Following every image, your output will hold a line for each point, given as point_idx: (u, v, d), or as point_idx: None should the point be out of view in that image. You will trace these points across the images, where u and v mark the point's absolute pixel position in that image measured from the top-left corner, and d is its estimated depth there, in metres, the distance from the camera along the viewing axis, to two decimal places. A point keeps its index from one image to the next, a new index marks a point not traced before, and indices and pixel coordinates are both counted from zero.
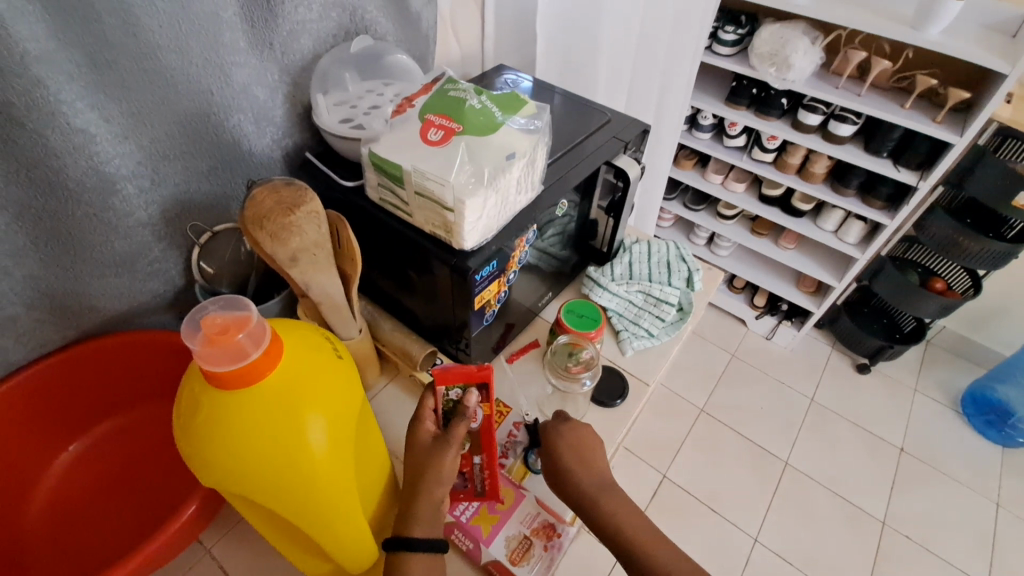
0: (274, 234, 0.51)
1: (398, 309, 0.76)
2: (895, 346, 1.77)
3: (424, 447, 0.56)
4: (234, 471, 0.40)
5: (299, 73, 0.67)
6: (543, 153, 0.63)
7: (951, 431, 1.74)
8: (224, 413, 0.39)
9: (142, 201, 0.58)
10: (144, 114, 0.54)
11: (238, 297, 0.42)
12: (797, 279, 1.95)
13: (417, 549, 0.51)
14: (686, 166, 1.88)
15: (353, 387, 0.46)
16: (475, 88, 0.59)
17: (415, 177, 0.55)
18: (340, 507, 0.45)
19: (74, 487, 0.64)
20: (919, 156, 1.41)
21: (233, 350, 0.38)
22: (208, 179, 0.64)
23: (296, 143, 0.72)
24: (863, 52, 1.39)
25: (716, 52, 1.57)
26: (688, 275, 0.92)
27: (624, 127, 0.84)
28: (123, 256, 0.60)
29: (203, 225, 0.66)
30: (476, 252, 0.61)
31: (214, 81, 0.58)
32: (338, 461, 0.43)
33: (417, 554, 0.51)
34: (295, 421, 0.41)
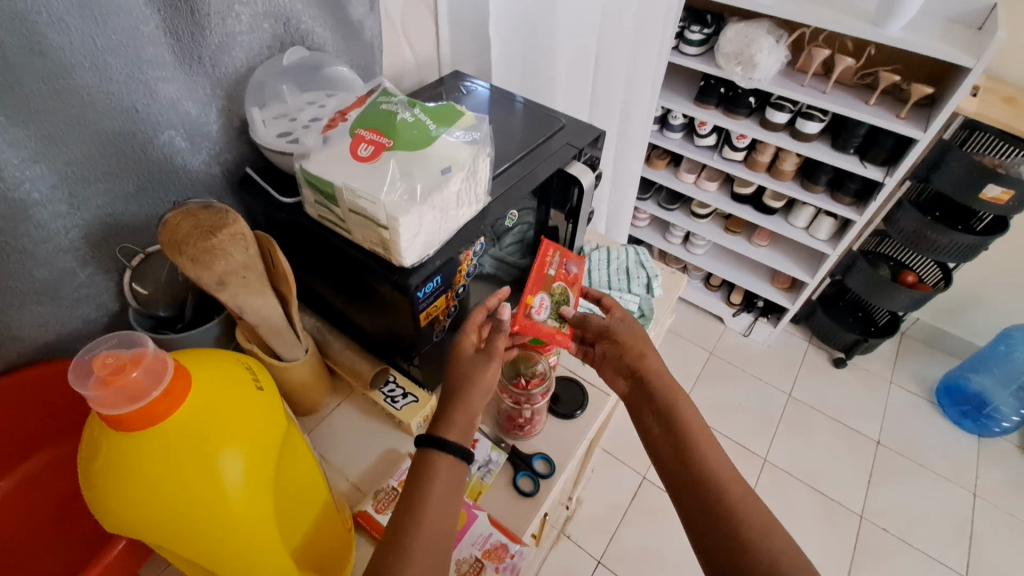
0: (195, 258, 0.49)
1: (348, 326, 0.74)
2: (869, 340, 1.78)
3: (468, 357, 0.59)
4: (141, 518, 0.38)
5: (233, 86, 0.65)
6: (486, 164, 0.62)
7: (926, 422, 1.76)
8: (126, 458, 0.37)
9: (61, 225, 0.56)
10: (59, 136, 0.52)
11: (139, 333, 0.40)
12: (772, 275, 1.96)
13: (444, 450, 0.51)
14: (658, 165, 1.89)
15: (277, 420, 0.44)
16: (407, 101, 0.57)
17: (346, 194, 0.53)
18: (264, 547, 0.43)
19: (4, 528, 0.60)
20: (884, 151, 1.42)
21: (128, 390, 0.36)
22: (137, 199, 0.61)
23: (236, 158, 0.69)
24: (825, 51, 1.40)
25: (684, 52, 1.57)
26: (648, 280, 0.89)
27: (578, 133, 0.82)
28: (44, 283, 0.57)
29: (136, 247, 0.63)
30: (418, 268, 0.59)
31: (137, 97, 0.56)
32: (257, 500, 0.41)
33: (442, 456, 0.51)
34: (205, 459, 0.38)
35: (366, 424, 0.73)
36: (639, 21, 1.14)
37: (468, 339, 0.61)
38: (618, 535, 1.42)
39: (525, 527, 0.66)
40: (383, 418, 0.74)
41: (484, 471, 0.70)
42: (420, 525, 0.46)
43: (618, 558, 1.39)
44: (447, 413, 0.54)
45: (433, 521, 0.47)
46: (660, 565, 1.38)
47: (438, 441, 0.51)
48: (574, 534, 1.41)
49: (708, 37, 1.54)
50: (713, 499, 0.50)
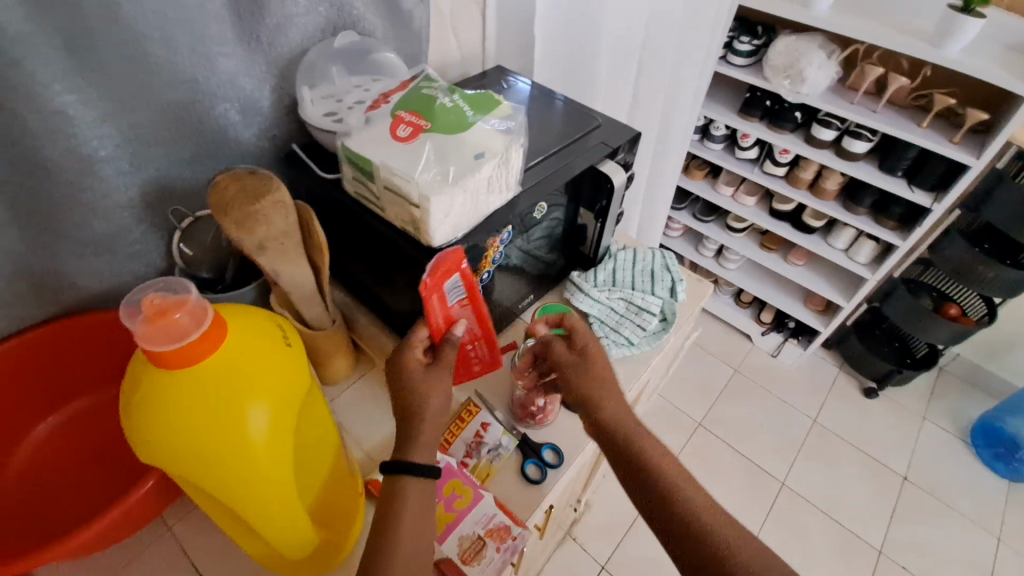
0: (239, 221, 0.52)
1: (375, 303, 0.76)
2: (904, 372, 1.73)
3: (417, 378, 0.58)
4: (173, 451, 0.41)
5: (286, 65, 0.69)
6: (519, 154, 0.63)
7: (958, 462, 1.69)
8: (164, 393, 0.40)
9: (122, 183, 0.60)
10: (127, 100, 0.56)
11: (185, 280, 0.43)
12: (805, 296, 1.92)
13: (408, 474, 0.53)
14: (696, 176, 1.87)
15: (300, 376, 0.47)
16: (447, 87, 0.59)
17: (383, 172, 0.55)
18: (281, 493, 0.45)
19: (49, 458, 0.65)
20: (933, 176, 1.38)
21: (171, 330, 0.39)
22: (191, 165, 0.65)
23: (283, 134, 0.73)
24: (879, 68, 1.36)
25: (731, 63, 1.55)
26: (672, 284, 0.90)
27: (614, 132, 0.83)
28: (103, 236, 0.62)
29: (186, 210, 0.67)
30: (445, 250, 0.61)
31: (198, 70, 0.60)
32: (278, 448, 0.44)
33: (409, 481, 0.53)
34: (233, 403, 0.41)
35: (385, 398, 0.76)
36: (685, 27, 1.13)
37: (416, 356, 0.60)
38: (625, 542, 1.41)
39: (529, 512, 0.67)
40: None
41: (494, 454, 0.71)
42: (394, 556, 0.50)
43: (623, 565, 1.38)
44: (409, 438, 0.55)
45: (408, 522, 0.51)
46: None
47: (408, 460, 0.54)
48: (581, 537, 1.41)
49: (758, 48, 1.53)
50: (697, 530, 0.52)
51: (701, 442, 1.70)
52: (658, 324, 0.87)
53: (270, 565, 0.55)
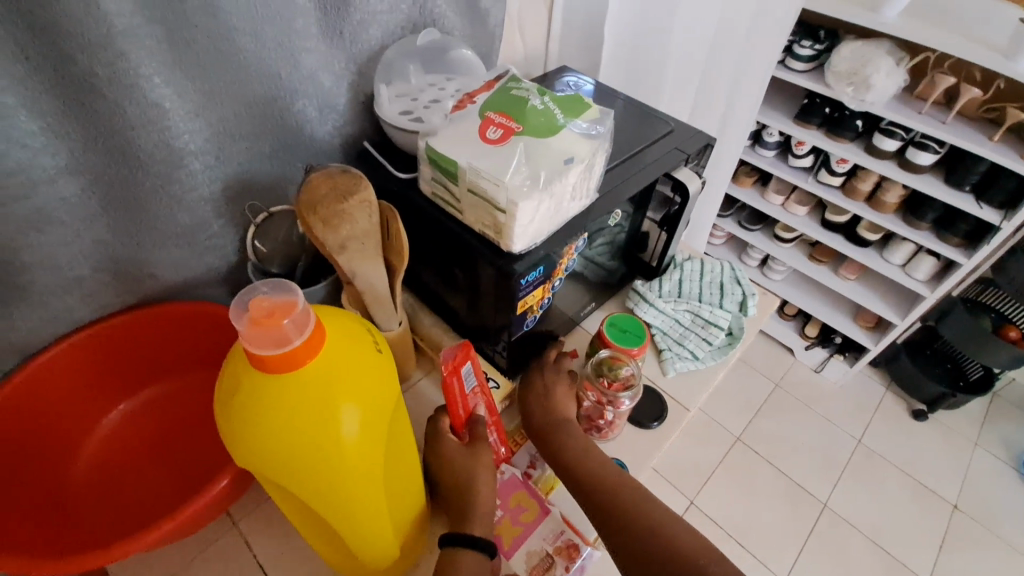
0: (326, 220, 0.52)
1: (439, 305, 0.75)
2: (958, 396, 1.66)
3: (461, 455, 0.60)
4: (269, 454, 0.40)
5: (365, 62, 0.68)
6: (602, 160, 0.61)
7: (1013, 493, 1.62)
8: (265, 397, 0.40)
9: (206, 177, 0.60)
10: (217, 93, 0.56)
11: (287, 281, 0.42)
12: (855, 311, 1.85)
13: (465, 547, 0.53)
14: (745, 183, 1.82)
15: (390, 382, 0.46)
16: (538, 89, 0.58)
17: (469, 175, 0.54)
18: (370, 500, 0.44)
19: (119, 446, 0.66)
20: (1003, 193, 1.31)
21: (276, 334, 0.38)
22: (269, 160, 0.65)
23: (356, 131, 0.72)
24: (951, 78, 1.30)
25: (790, 67, 1.50)
26: (742, 299, 0.87)
27: (687, 138, 0.80)
28: (184, 229, 0.62)
29: (261, 205, 0.67)
30: (524, 255, 0.59)
31: (283, 64, 0.60)
32: (368, 457, 0.43)
33: (466, 553, 0.53)
34: (330, 409, 0.40)
35: None
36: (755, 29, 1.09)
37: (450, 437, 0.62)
38: None
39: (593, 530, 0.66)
40: None
41: None
42: None
43: None
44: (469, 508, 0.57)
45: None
46: None
47: (468, 533, 0.54)
48: None
49: (819, 53, 1.47)
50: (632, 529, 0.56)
51: (740, 457, 1.66)
52: (725, 338, 0.84)
53: (341, 567, 0.54)
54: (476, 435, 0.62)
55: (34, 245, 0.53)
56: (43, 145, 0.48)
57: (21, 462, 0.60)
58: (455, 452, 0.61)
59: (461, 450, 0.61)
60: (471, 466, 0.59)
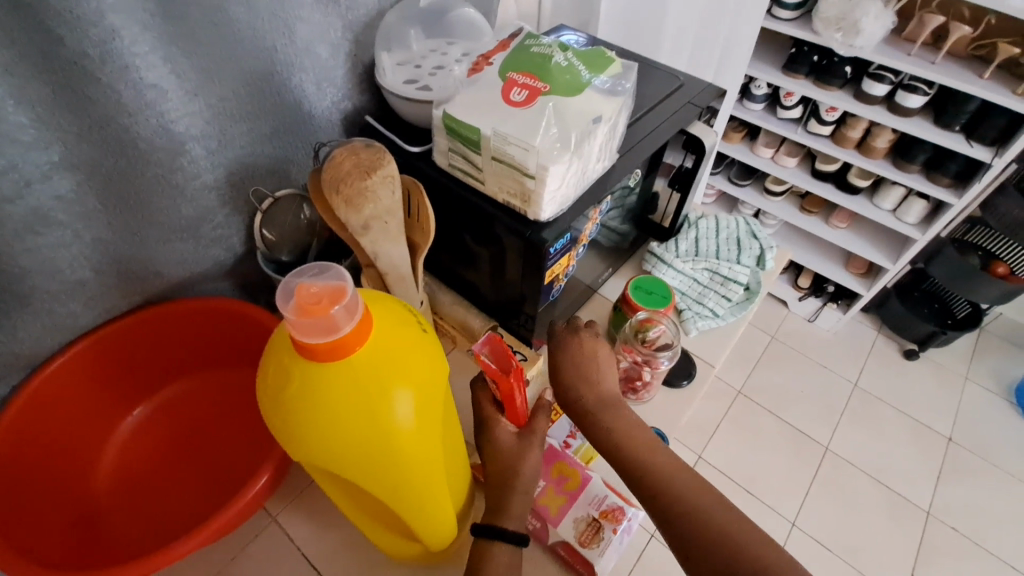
0: (350, 199, 0.48)
1: (457, 282, 0.73)
2: (948, 332, 1.71)
3: (508, 444, 0.58)
4: (326, 446, 0.39)
5: (362, 30, 0.64)
6: (624, 118, 0.59)
7: (1003, 421, 1.69)
8: (316, 387, 0.38)
9: (208, 164, 0.56)
10: (215, 70, 0.52)
11: (329, 266, 0.40)
12: (846, 259, 1.87)
13: (504, 538, 0.51)
14: (734, 139, 1.81)
15: (439, 362, 0.44)
16: (562, 43, 0.54)
17: (494, 141, 0.51)
18: (425, 487, 0.43)
19: (141, 451, 0.64)
20: (994, 129, 1.32)
21: (326, 322, 0.36)
22: (270, 142, 0.62)
23: (356, 106, 0.69)
24: (940, 18, 1.29)
25: (777, 16, 1.47)
26: (760, 253, 0.86)
27: (698, 92, 0.78)
28: (188, 221, 0.58)
29: (265, 190, 0.63)
30: (551, 223, 0.57)
31: (279, 36, 0.56)
32: (424, 443, 0.41)
33: (503, 544, 0.50)
34: (385, 394, 0.39)
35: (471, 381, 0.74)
36: None
37: (505, 427, 0.59)
38: None
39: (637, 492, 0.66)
40: None
41: None
42: None
43: None
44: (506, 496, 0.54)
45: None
46: None
47: (500, 525, 0.51)
48: None
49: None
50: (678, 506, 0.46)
51: (743, 410, 1.69)
52: (743, 294, 0.84)
53: (389, 550, 0.54)
54: (533, 425, 0.58)
55: (32, 249, 0.49)
56: (36, 139, 0.44)
57: (43, 474, 0.57)
58: (505, 443, 0.58)
59: (512, 441, 0.58)
60: (520, 459, 0.56)
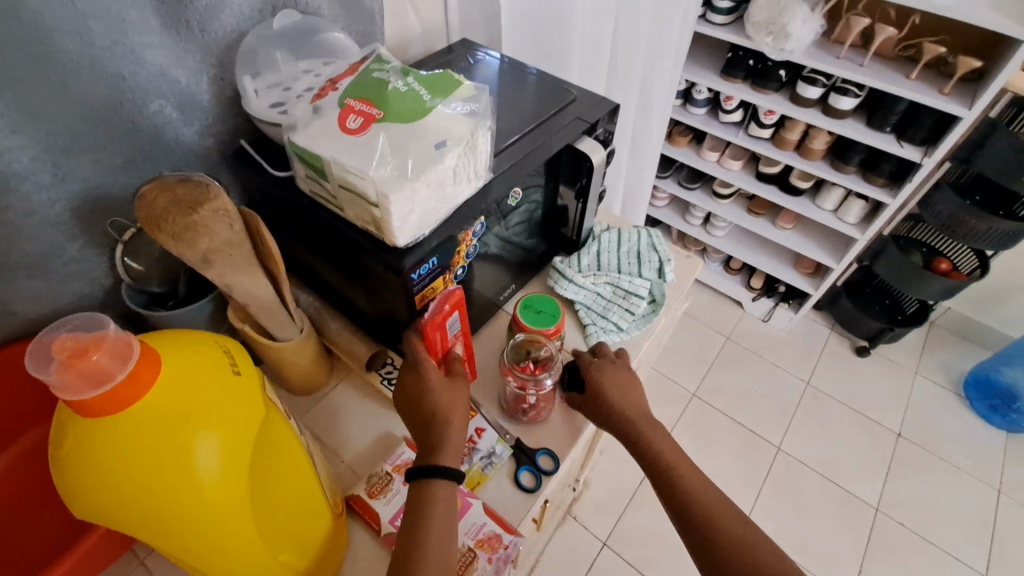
0: (177, 235, 0.47)
1: (345, 305, 0.72)
2: (895, 330, 1.72)
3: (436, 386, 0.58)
4: (106, 505, 0.37)
5: (224, 53, 0.62)
6: (487, 139, 0.58)
7: (951, 415, 1.71)
8: (95, 443, 0.36)
9: (47, 197, 0.54)
10: (42, 104, 0.50)
11: (96, 316, 0.39)
12: (795, 259, 1.89)
13: (436, 478, 0.52)
14: (680, 143, 1.81)
15: (255, 401, 0.43)
16: (400, 69, 0.53)
17: (335, 169, 0.50)
18: (245, 535, 0.41)
19: None
20: (923, 130, 1.33)
21: (93, 372, 0.35)
22: (126, 171, 0.59)
23: (229, 130, 0.67)
24: (865, 19, 1.30)
25: (711, 21, 1.48)
26: (660, 264, 0.86)
27: (590, 106, 0.77)
28: (33, 257, 0.56)
29: (126, 221, 0.62)
30: (412, 249, 0.56)
31: (124, 64, 0.54)
32: (234, 489, 0.40)
33: (437, 482, 0.52)
34: (179, 443, 0.37)
35: (361, 407, 0.72)
36: None
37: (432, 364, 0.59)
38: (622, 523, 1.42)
39: (522, 518, 0.65)
40: (381, 401, 0.72)
41: (486, 462, 0.68)
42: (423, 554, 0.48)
43: (622, 543, 1.44)
44: (439, 442, 0.54)
45: (436, 543, 0.49)
46: (668, 547, 1.43)
47: (435, 464, 0.53)
48: (580, 515, 1.47)
49: (738, 5, 1.45)
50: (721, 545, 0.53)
51: (696, 413, 1.70)
52: (647, 306, 0.84)
53: None
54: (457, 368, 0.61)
55: None
56: None
57: None
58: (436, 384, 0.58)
59: (441, 379, 0.59)
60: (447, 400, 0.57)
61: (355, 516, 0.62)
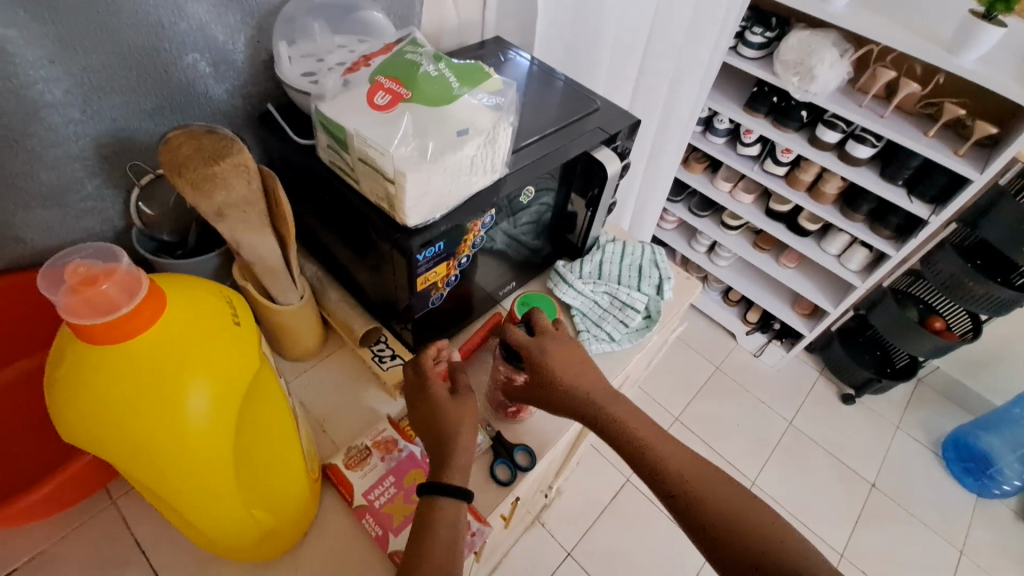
0: (195, 183, 0.48)
1: (347, 279, 0.73)
2: (882, 381, 1.73)
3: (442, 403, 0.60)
4: (94, 436, 0.38)
5: (264, 17, 0.63)
6: (508, 133, 0.59)
7: (927, 473, 1.72)
8: (92, 370, 0.37)
9: (72, 132, 0.55)
10: (79, 39, 0.51)
11: (110, 249, 0.40)
12: (794, 299, 1.91)
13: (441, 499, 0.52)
14: (695, 169, 1.83)
15: (249, 353, 0.44)
16: (433, 54, 0.55)
17: (357, 142, 0.51)
18: (223, 482, 0.42)
19: None
20: (933, 188, 1.35)
21: (101, 300, 0.36)
22: (153, 118, 0.61)
23: (258, 92, 0.68)
24: (891, 72, 1.32)
25: (741, 54, 1.50)
26: (659, 282, 0.88)
27: (612, 118, 0.79)
28: (51, 189, 0.57)
29: (147, 166, 0.63)
30: (421, 231, 0.57)
31: (165, 13, 0.55)
32: (218, 435, 0.41)
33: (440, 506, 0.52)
34: (172, 382, 0.38)
35: (349, 381, 0.73)
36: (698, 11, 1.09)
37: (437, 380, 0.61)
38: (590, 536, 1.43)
39: (493, 509, 0.65)
40: (370, 377, 0.73)
41: None
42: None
43: (587, 555, 1.44)
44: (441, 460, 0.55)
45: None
46: (631, 565, 1.44)
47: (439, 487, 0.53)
48: (549, 522, 1.48)
49: (769, 41, 1.47)
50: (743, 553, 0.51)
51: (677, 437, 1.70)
52: (642, 321, 0.85)
53: (212, 550, 0.52)
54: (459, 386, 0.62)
55: None
56: None
57: None
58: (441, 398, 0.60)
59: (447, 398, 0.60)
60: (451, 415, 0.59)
61: (331, 486, 0.63)
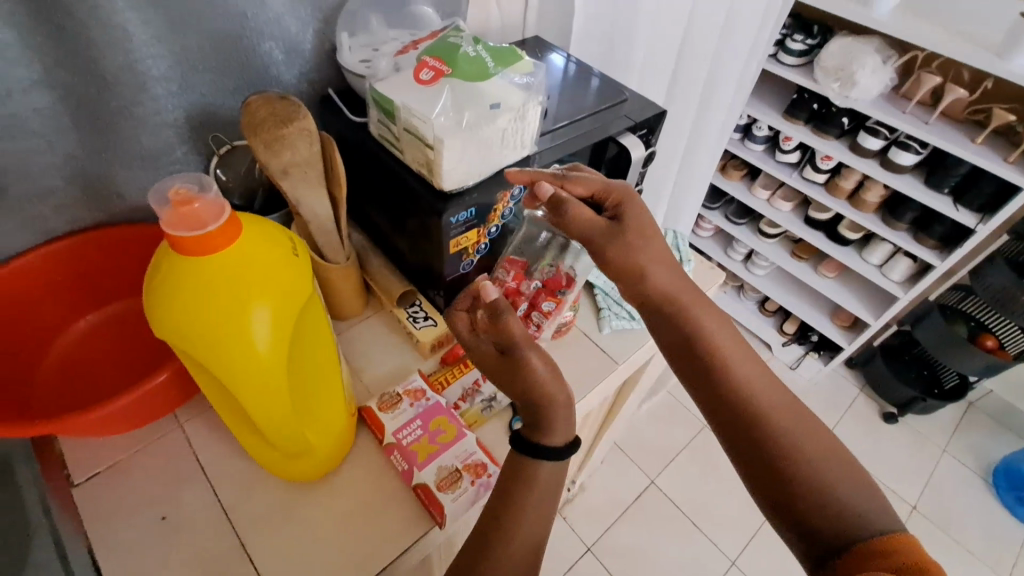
0: (268, 143, 0.57)
1: (389, 248, 0.80)
2: (928, 400, 1.66)
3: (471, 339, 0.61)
4: (179, 328, 0.46)
5: (330, 11, 0.72)
6: (538, 113, 0.65)
7: (973, 500, 1.64)
8: (182, 271, 0.45)
9: (168, 102, 0.65)
10: (180, 24, 0.61)
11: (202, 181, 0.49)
12: (833, 311, 1.87)
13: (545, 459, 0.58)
14: (733, 176, 1.84)
15: (303, 279, 0.52)
16: (473, 37, 0.62)
17: (404, 113, 0.59)
18: (276, 383, 0.50)
19: (84, 351, 0.71)
20: (981, 197, 1.32)
21: (193, 215, 0.44)
22: (233, 96, 0.70)
23: (322, 79, 0.77)
24: (936, 78, 1.31)
25: (782, 61, 1.51)
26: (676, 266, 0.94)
27: (639, 109, 0.84)
28: (148, 151, 0.68)
29: (225, 138, 0.73)
30: (456, 197, 0.64)
31: (249, 5, 0.65)
32: (275, 339, 0.48)
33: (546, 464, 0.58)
34: (243, 287, 0.46)
35: (385, 339, 0.80)
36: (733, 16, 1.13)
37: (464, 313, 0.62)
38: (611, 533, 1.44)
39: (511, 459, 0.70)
40: (404, 337, 0.80)
41: (485, 405, 0.73)
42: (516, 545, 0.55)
43: (608, 551, 1.46)
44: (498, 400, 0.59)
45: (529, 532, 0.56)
46: (651, 564, 1.45)
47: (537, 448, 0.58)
48: (571, 517, 1.50)
49: (811, 48, 1.48)
50: (814, 491, 0.48)
51: (706, 442, 1.69)
52: None
53: (263, 459, 0.60)
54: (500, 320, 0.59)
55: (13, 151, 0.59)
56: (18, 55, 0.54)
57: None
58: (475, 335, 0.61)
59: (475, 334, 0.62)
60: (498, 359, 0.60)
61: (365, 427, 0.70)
